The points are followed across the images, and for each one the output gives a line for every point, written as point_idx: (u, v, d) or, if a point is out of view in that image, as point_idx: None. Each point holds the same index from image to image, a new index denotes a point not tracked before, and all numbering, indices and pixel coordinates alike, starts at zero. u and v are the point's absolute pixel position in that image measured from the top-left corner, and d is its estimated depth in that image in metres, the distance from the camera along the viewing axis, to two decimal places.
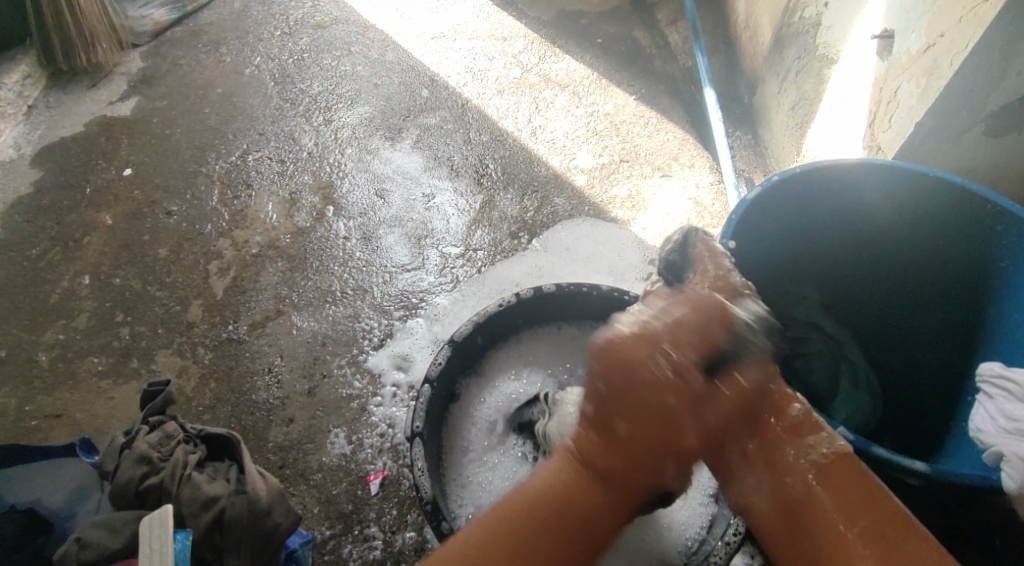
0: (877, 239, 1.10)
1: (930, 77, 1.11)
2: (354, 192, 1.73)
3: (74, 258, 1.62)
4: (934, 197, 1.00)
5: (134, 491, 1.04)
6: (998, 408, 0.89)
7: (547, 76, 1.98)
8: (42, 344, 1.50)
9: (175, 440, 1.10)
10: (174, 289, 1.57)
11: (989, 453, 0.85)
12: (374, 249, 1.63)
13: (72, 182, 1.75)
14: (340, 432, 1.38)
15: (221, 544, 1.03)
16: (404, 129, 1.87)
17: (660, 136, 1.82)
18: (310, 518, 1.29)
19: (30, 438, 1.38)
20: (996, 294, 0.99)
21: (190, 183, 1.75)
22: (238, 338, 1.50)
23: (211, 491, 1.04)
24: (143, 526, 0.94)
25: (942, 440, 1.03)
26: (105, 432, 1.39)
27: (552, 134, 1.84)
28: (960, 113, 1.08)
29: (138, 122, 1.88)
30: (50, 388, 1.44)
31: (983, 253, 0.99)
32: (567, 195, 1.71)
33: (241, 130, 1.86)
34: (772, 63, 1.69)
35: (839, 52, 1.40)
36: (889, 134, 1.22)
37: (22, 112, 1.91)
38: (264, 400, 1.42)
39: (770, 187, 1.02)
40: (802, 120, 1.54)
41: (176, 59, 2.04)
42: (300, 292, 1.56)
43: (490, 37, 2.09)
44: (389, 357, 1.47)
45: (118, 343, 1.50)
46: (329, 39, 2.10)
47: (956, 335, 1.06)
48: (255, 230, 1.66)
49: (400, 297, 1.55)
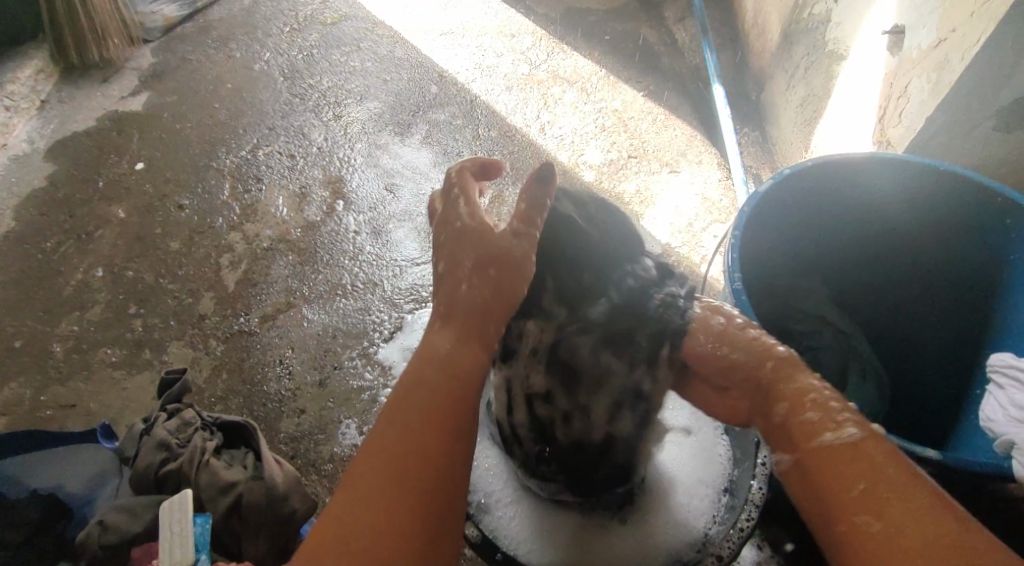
0: (885, 233, 1.11)
1: (941, 72, 1.12)
2: (364, 187, 1.74)
3: (87, 250, 1.64)
4: (944, 189, 1.01)
5: (153, 477, 1.06)
6: (1009, 398, 0.90)
7: (555, 73, 1.99)
8: (56, 335, 1.52)
9: (193, 427, 1.11)
10: (185, 282, 1.58)
11: (999, 442, 0.86)
12: (384, 243, 1.64)
13: (84, 176, 1.76)
14: (351, 423, 1.39)
15: (239, 529, 1.05)
16: (414, 124, 1.88)
17: (668, 132, 1.83)
18: (323, 507, 1.30)
19: (45, 428, 1.40)
20: (1007, 286, 1.00)
21: (202, 177, 1.76)
22: (249, 330, 1.51)
23: (228, 478, 1.06)
24: (165, 508, 0.95)
25: (952, 432, 1.04)
26: (118, 422, 1.40)
27: (560, 130, 1.85)
28: (971, 107, 1.09)
29: (149, 117, 1.90)
30: (64, 378, 1.46)
31: (994, 246, 1.00)
32: (576, 190, 1.72)
33: (252, 125, 1.87)
34: (780, 60, 1.70)
35: (849, 48, 1.41)
36: (899, 129, 1.23)
37: (35, 107, 1.92)
38: (275, 391, 1.43)
39: (780, 181, 1.02)
40: (811, 116, 1.55)
41: (186, 55, 2.06)
42: (311, 285, 1.58)
43: (499, 33, 2.10)
44: (400, 349, 1.48)
45: (131, 335, 1.51)
46: (338, 35, 2.12)
47: (966, 327, 1.07)
48: (266, 224, 1.67)
49: (410, 290, 1.56)
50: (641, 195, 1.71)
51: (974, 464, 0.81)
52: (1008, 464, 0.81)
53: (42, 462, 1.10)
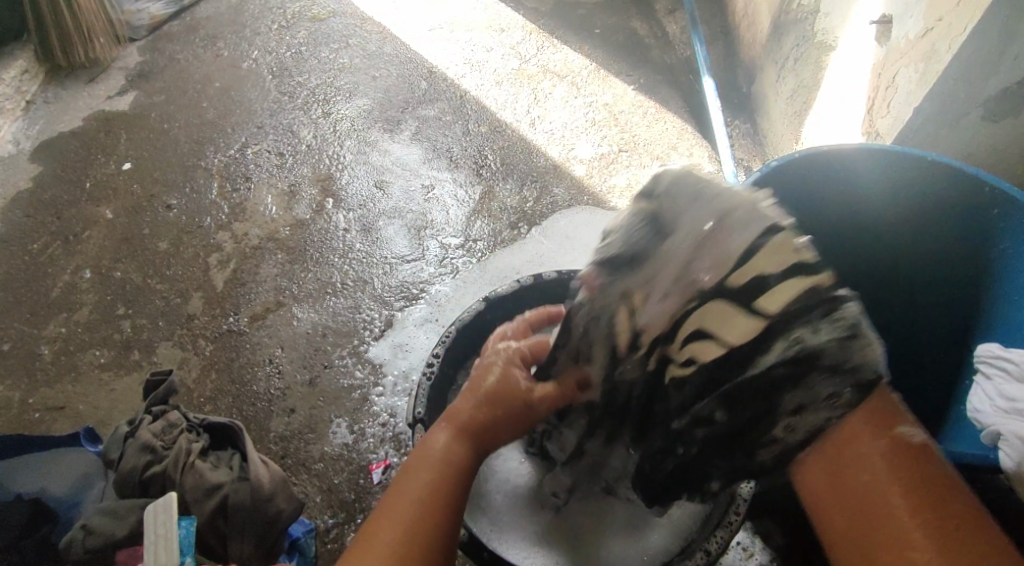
0: (875, 226, 1.11)
1: (928, 62, 1.12)
2: (354, 184, 1.73)
3: (75, 251, 1.62)
4: (931, 180, 1.00)
5: (138, 479, 1.05)
6: (996, 389, 0.89)
7: (545, 67, 1.97)
8: (44, 338, 1.50)
9: (178, 429, 1.10)
10: (174, 282, 1.57)
11: (987, 433, 0.86)
12: (374, 240, 1.63)
13: (72, 177, 1.75)
14: (341, 421, 1.38)
15: (225, 531, 1.05)
16: (403, 121, 1.86)
17: (659, 126, 1.82)
18: (313, 506, 1.29)
19: (33, 431, 1.39)
20: (997, 278, 0.99)
21: (190, 177, 1.75)
22: (238, 330, 1.50)
23: (214, 479, 1.05)
24: (149, 510, 0.95)
25: (942, 423, 1.04)
26: (106, 424, 1.39)
27: (550, 125, 1.83)
28: (959, 97, 1.08)
29: (136, 117, 1.88)
30: (52, 380, 1.45)
31: (983, 239, 0.99)
32: (566, 185, 1.71)
33: (240, 123, 1.86)
34: (770, 51, 1.69)
35: (837, 39, 1.40)
36: (887, 120, 1.23)
37: (21, 108, 1.90)
38: (264, 391, 1.42)
39: (769, 173, 1.02)
40: (801, 108, 1.54)
41: (173, 53, 2.04)
42: (301, 284, 1.56)
43: (488, 28, 2.09)
44: (390, 347, 1.47)
45: (119, 336, 1.50)
46: (327, 32, 2.10)
47: (958, 320, 1.06)
48: (254, 223, 1.66)
49: (400, 287, 1.55)
50: (631, 189, 1.70)
51: (963, 456, 0.83)
52: (995, 455, 0.82)
53: (28, 465, 1.10)
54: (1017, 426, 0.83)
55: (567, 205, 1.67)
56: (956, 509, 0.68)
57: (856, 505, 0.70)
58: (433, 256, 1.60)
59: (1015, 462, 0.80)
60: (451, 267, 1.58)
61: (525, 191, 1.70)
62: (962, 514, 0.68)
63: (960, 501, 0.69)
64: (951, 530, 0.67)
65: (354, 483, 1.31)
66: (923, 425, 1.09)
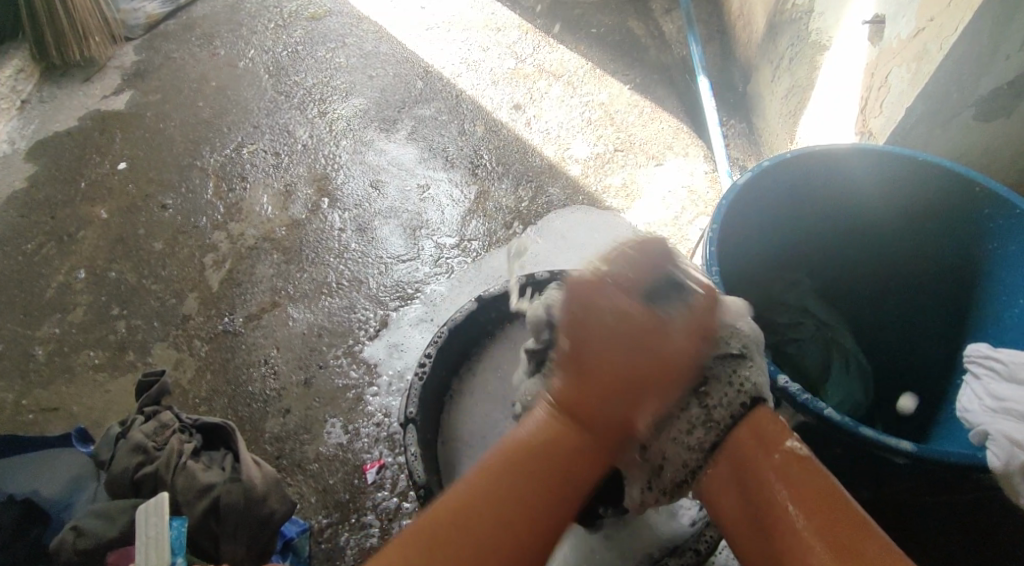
0: (868, 226, 1.11)
1: (920, 62, 1.11)
2: (350, 184, 1.73)
3: (70, 251, 1.63)
4: (923, 180, 1.00)
5: (129, 479, 1.05)
6: (985, 389, 0.89)
7: (541, 67, 1.97)
8: (39, 338, 1.51)
9: (170, 430, 1.10)
10: (169, 282, 1.57)
11: (975, 432, 0.86)
12: (369, 240, 1.63)
13: (68, 177, 1.75)
14: (336, 421, 1.38)
15: (218, 531, 1.04)
16: (399, 121, 1.86)
17: (654, 125, 1.82)
18: (307, 506, 1.30)
19: (28, 431, 1.39)
20: (989, 278, 0.99)
21: (185, 177, 1.75)
22: (234, 330, 1.50)
23: (206, 479, 1.05)
24: (141, 511, 0.95)
25: (933, 423, 1.05)
26: (101, 424, 1.39)
27: (546, 124, 1.83)
28: (951, 96, 1.08)
29: (131, 117, 1.88)
30: (47, 380, 1.45)
31: (973, 238, 1.00)
32: (562, 185, 1.71)
33: (236, 123, 1.86)
34: (765, 50, 1.69)
35: (831, 38, 1.40)
36: (880, 119, 1.22)
37: (16, 108, 1.90)
38: (259, 391, 1.42)
39: (761, 174, 1.02)
40: (796, 107, 1.54)
41: (169, 53, 2.04)
42: (296, 284, 1.56)
43: (485, 28, 2.09)
44: (385, 347, 1.47)
45: (114, 336, 1.50)
46: (323, 31, 2.10)
47: (951, 320, 1.07)
48: (250, 223, 1.66)
49: (395, 287, 1.55)
50: (626, 188, 1.70)
51: (951, 455, 0.81)
52: (983, 455, 0.81)
53: (21, 466, 1.10)
54: (1006, 426, 0.83)
55: (563, 205, 1.68)
56: (813, 484, 0.75)
57: (746, 516, 0.77)
58: (428, 256, 1.60)
59: (1003, 462, 0.80)
60: (447, 266, 1.58)
61: (520, 191, 1.70)
62: (821, 491, 0.74)
63: (818, 477, 0.75)
64: (819, 510, 0.73)
65: (349, 483, 1.32)
66: (915, 425, 1.09)
